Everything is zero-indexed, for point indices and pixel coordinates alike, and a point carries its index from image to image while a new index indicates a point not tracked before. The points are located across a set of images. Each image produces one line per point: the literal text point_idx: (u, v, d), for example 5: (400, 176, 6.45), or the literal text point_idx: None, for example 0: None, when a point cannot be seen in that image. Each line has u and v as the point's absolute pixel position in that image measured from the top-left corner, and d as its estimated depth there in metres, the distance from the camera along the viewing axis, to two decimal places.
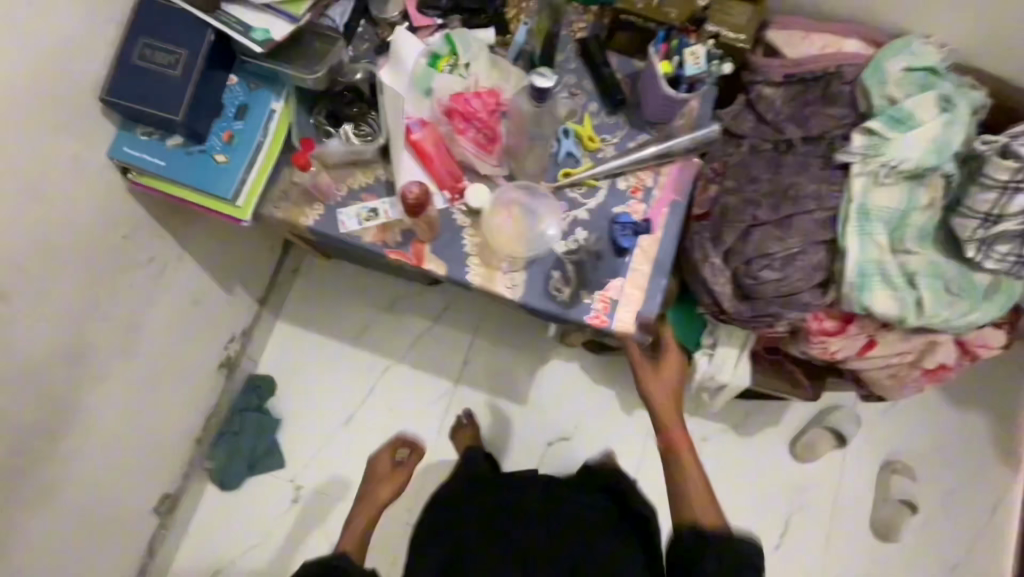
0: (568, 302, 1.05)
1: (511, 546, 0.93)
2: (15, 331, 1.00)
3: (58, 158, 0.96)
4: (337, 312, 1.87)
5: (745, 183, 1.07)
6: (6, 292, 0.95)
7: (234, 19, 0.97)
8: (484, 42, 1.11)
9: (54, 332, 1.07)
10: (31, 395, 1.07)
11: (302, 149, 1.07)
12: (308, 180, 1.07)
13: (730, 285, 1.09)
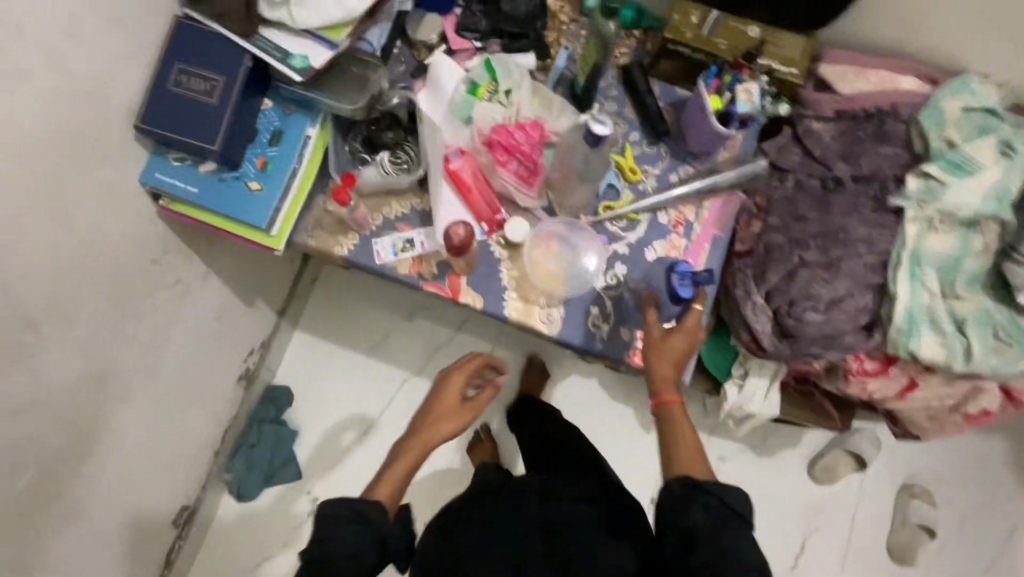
0: (605, 340, 1.04)
1: (511, 542, 0.80)
2: (47, 362, 0.97)
3: (93, 189, 0.93)
4: (354, 323, 1.84)
5: (792, 222, 1.03)
6: (39, 325, 0.93)
7: (273, 45, 0.94)
8: (524, 67, 1.08)
9: (85, 360, 1.04)
10: (61, 425, 1.05)
11: (342, 184, 1.04)
12: (347, 214, 1.04)
13: (769, 323, 1.05)
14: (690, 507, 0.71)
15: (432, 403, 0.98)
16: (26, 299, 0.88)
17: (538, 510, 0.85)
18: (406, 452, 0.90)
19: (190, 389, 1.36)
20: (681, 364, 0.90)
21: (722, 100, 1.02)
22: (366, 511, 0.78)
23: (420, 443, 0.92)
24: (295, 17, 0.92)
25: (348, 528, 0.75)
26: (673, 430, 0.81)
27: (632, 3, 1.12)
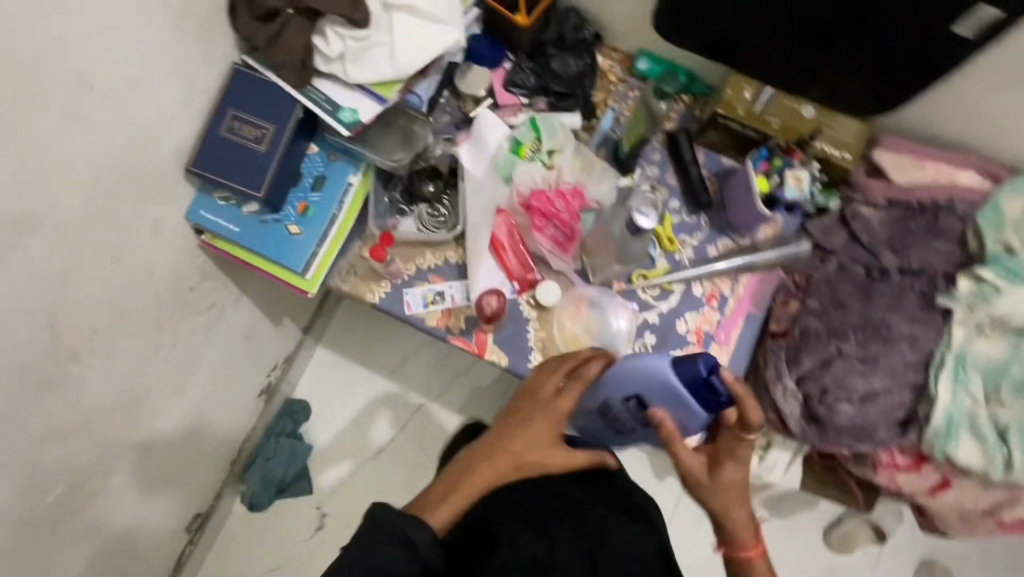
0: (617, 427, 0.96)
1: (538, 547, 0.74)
2: (85, 387, 0.99)
3: (143, 226, 0.95)
4: (375, 344, 1.86)
5: (832, 308, 1.00)
6: (81, 353, 0.95)
7: (324, 97, 0.95)
8: (569, 125, 1.08)
9: (120, 383, 1.07)
10: (93, 445, 1.07)
11: (380, 242, 1.06)
12: (384, 270, 1.05)
13: (799, 407, 1.03)
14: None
15: (515, 428, 0.82)
16: (72, 332, 0.91)
17: (560, 506, 0.78)
18: (476, 479, 0.79)
19: (214, 406, 1.39)
20: (745, 499, 0.80)
21: (768, 182, 1.00)
22: (413, 529, 0.71)
23: (493, 473, 0.79)
24: (347, 71, 0.92)
25: (390, 546, 0.70)
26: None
27: (683, 70, 1.11)
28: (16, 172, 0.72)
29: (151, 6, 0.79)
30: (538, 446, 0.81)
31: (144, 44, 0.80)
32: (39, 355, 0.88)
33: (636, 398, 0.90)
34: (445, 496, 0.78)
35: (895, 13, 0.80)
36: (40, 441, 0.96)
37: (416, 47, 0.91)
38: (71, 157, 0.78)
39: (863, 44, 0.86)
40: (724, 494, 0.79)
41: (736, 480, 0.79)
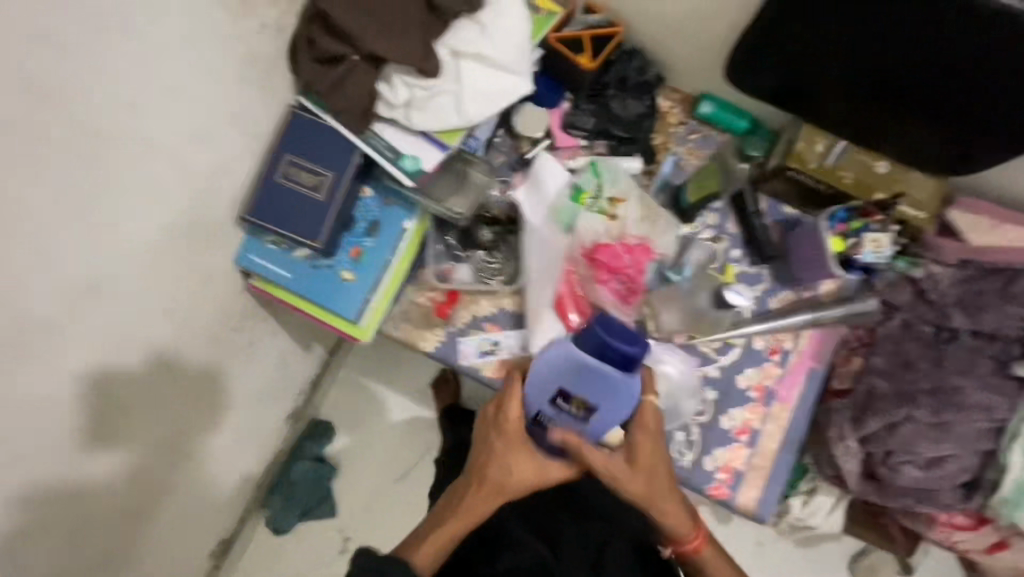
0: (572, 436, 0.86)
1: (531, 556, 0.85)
2: (124, 436, 0.94)
3: (194, 273, 0.91)
4: (390, 366, 1.82)
5: (900, 369, 0.98)
6: (126, 404, 0.91)
7: (385, 144, 0.91)
8: (631, 171, 1.04)
9: (162, 426, 1.03)
10: (128, 491, 1.03)
11: (444, 299, 1.03)
12: (444, 327, 1.02)
13: (859, 464, 1.03)
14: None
15: (485, 457, 0.85)
16: (119, 382, 0.87)
17: (547, 515, 0.94)
18: (463, 515, 0.82)
19: (245, 437, 1.34)
20: (670, 486, 0.83)
21: (844, 243, 0.97)
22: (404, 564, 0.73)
23: (470, 509, 0.83)
24: (410, 118, 0.88)
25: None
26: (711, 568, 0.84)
27: (748, 114, 1.07)
28: (77, 231, 0.69)
29: (214, 56, 0.76)
30: (516, 470, 0.84)
31: (205, 94, 0.77)
32: (88, 408, 0.84)
33: (558, 392, 0.85)
34: (436, 533, 0.81)
35: (896, 13, 0.75)
36: (85, 493, 0.93)
37: (484, 96, 0.87)
38: (129, 212, 0.74)
39: (863, 46, 0.81)
40: (651, 481, 0.82)
41: (659, 467, 0.82)
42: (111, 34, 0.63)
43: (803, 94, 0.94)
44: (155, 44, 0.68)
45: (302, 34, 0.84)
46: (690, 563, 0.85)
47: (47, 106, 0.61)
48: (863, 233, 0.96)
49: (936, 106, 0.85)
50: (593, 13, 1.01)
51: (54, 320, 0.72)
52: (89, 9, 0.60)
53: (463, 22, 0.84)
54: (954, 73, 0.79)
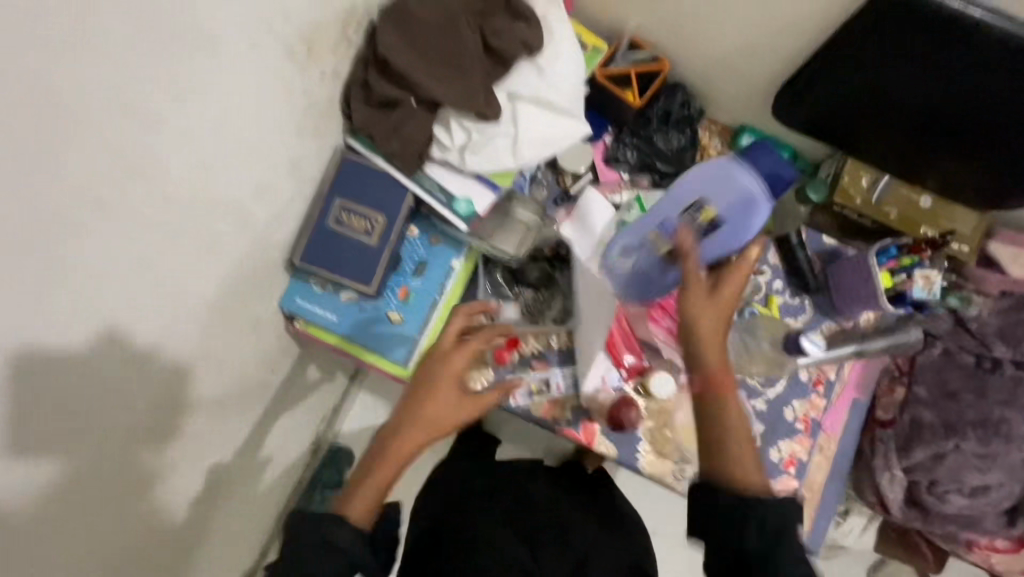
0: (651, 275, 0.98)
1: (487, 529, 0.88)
2: (196, 503, 0.90)
3: (246, 324, 0.88)
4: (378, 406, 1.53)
5: (945, 400, 1.00)
6: (192, 468, 0.86)
7: (438, 186, 0.90)
8: None
9: (225, 484, 0.98)
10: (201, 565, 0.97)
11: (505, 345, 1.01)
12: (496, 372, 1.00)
13: (902, 492, 1.05)
14: (741, 536, 0.61)
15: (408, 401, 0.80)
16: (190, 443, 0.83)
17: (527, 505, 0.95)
18: (389, 456, 0.74)
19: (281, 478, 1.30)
20: (724, 334, 0.74)
21: (894, 279, 0.99)
22: (335, 533, 0.65)
23: (411, 443, 0.75)
24: (465, 160, 0.87)
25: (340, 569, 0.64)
26: (730, 433, 0.68)
27: (788, 146, 1.07)
28: (156, 303, 0.66)
29: (281, 108, 0.73)
30: (440, 407, 0.78)
31: (270, 147, 0.75)
32: (164, 474, 0.80)
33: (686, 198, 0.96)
34: (353, 493, 0.71)
35: (914, 54, 0.77)
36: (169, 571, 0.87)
37: (542, 141, 0.87)
38: (200, 272, 0.72)
39: (875, 79, 0.84)
40: (717, 308, 0.75)
41: (730, 301, 0.75)
42: (199, 98, 0.61)
43: (837, 126, 0.95)
44: (234, 101, 0.66)
45: (360, 79, 0.83)
46: (707, 414, 0.70)
47: (138, 183, 0.58)
48: (913, 271, 0.98)
49: (939, 140, 0.89)
50: (639, 49, 1.00)
51: (130, 396, 0.68)
52: (180, 79, 0.58)
53: (523, 66, 0.85)
54: (944, 116, 0.84)
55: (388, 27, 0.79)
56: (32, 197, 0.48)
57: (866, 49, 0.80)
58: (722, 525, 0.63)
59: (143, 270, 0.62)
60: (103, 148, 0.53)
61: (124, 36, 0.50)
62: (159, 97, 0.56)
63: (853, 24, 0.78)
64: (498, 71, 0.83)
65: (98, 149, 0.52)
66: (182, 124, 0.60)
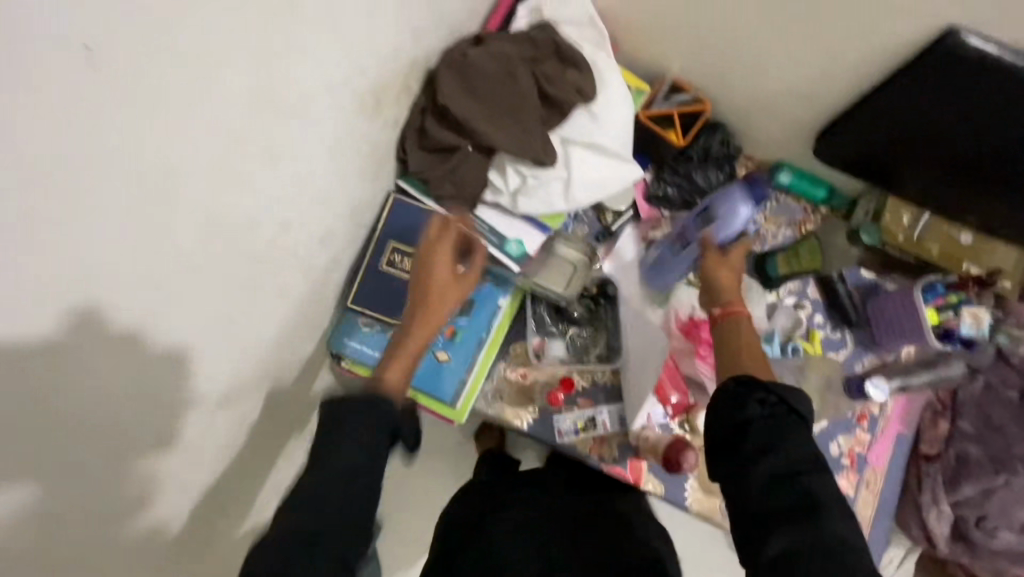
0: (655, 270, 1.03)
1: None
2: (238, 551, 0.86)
3: (296, 366, 0.87)
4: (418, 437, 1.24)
5: (990, 435, 1.01)
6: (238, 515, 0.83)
7: (489, 228, 0.90)
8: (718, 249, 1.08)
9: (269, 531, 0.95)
10: None
11: (558, 386, 1.01)
12: (542, 409, 1.01)
13: (948, 527, 1.05)
14: (745, 406, 0.64)
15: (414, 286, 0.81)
16: (238, 488, 0.81)
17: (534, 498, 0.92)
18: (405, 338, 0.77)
19: None
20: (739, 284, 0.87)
21: (940, 317, 0.99)
22: (348, 408, 0.61)
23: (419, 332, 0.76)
24: (517, 204, 0.88)
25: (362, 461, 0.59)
26: (737, 330, 0.80)
27: (826, 183, 1.09)
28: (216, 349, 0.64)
29: (342, 155, 0.74)
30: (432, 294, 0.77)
31: (329, 192, 0.75)
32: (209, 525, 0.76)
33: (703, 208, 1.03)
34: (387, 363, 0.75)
35: (954, 103, 0.80)
36: None
37: (594, 184, 0.88)
38: (258, 316, 0.71)
39: (916, 124, 0.86)
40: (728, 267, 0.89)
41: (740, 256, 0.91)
42: (279, 156, 0.63)
43: (882, 169, 0.96)
44: (306, 155, 0.68)
45: (417, 125, 0.84)
46: (732, 328, 0.80)
47: (218, 232, 0.57)
48: (960, 308, 0.98)
49: (970, 181, 0.90)
50: (681, 91, 1.03)
51: (187, 442, 0.66)
52: (260, 135, 0.58)
53: (581, 112, 0.87)
54: (980, 155, 0.85)
55: (449, 76, 0.81)
56: (145, 262, 0.49)
57: (913, 95, 0.82)
58: (729, 407, 0.66)
59: (219, 320, 0.63)
60: (195, 205, 0.53)
61: (228, 108, 0.52)
62: (248, 161, 0.58)
63: (903, 72, 0.80)
64: (550, 118, 0.86)
65: (190, 205, 0.52)
66: (264, 183, 0.62)
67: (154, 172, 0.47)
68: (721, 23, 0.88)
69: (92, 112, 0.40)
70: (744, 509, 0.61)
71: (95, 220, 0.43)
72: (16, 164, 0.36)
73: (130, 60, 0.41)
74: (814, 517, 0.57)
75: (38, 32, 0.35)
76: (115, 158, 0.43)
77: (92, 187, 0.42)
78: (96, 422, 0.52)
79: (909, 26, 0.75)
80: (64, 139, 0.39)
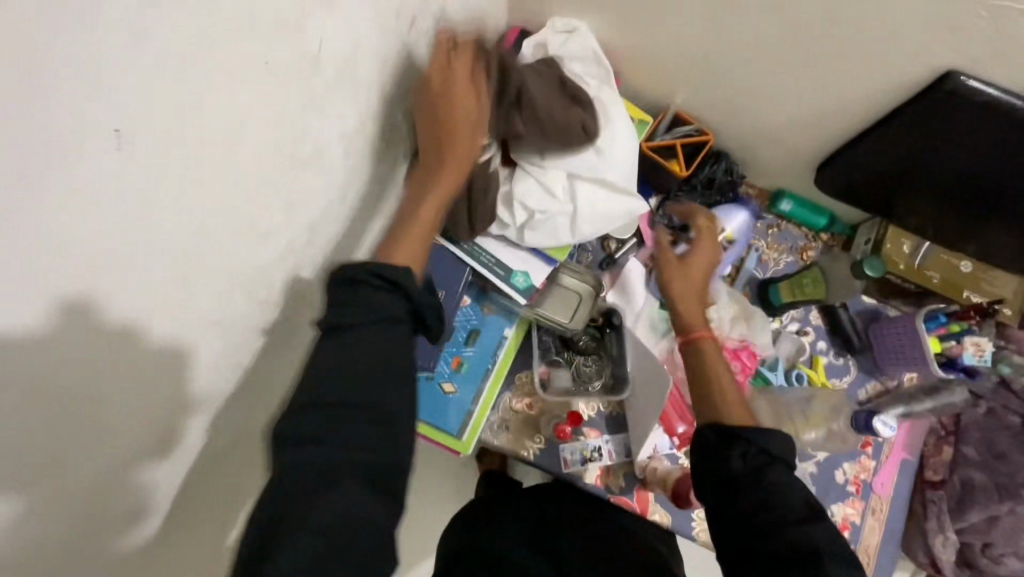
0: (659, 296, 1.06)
1: None
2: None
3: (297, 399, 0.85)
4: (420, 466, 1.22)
5: (995, 462, 1.02)
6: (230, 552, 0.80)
7: (494, 260, 0.93)
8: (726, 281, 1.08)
9: None
10: None
11: (567, 420, 1.00)
12: (549, 439, 1.00)
13: (954, 553, 1.05)
14: (728, 457, 0.65)
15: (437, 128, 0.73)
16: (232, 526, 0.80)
17: (546, 523, 0.89)
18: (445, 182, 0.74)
19: None
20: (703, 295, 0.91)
21: (943, 345, 1.01)
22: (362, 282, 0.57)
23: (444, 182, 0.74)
24: (524, 238, 0.92)
25: (389, 363, 0.56)
26: (709, 366, 0.80)
27: (826, 211, 1.10)
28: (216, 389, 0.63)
29: (347, 192, 0.74)
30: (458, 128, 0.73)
31: (333, 228, 0.75)
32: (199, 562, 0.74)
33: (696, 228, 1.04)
34: (405, 237, 0.70)
35: (951, 138, 0.81)
36: None
37: (598, 216, 0.91)
38: (260, 354, 0.70)
39: (913, 156, 0.87)
40: (689, 277, 0.93)
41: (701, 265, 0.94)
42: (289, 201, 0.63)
43: (879, 198, 0.98)
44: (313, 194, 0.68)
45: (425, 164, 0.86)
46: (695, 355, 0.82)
47: (231, 273, 0.57)
48: (963, 337, 1.00)
49: (968, 211, 0.92)
50: (683, 122, 1.04)
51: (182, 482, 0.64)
52: (276, 180, 0.58)
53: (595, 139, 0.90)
54: (977, 187, 0.87)
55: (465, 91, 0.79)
56: (168, 307, 0.50)
57: (906, 128, 0.84)
58: (712, 458, 0.67)
59: (224, 362, 0.63)
60: (215, 250, 0.53)
61: (247, 158, 0.53)
62: (263, 204, 0.58)
63: (903, 109, 0.82)
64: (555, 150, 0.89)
65: (209, 252, 0.53)
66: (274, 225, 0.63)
67: (186, 220, 0.48)
68: (720, 60, 0.90)
69: (140, 170, 0.41)
70: (745, 555, 0.60)
71: (131, 270, 0.44)
72: (74, 226, 0.38)
73: (180, 131, 0.44)
74: (818, 559, 0.56)
75: (101, 100, 0.36)
76: (153, 211, 0.44)
77: (132, 240, 0.43)
78: (101, 470, 0.51)
79: (902, 66, 0.77)
80: (115, 196, 0.40)
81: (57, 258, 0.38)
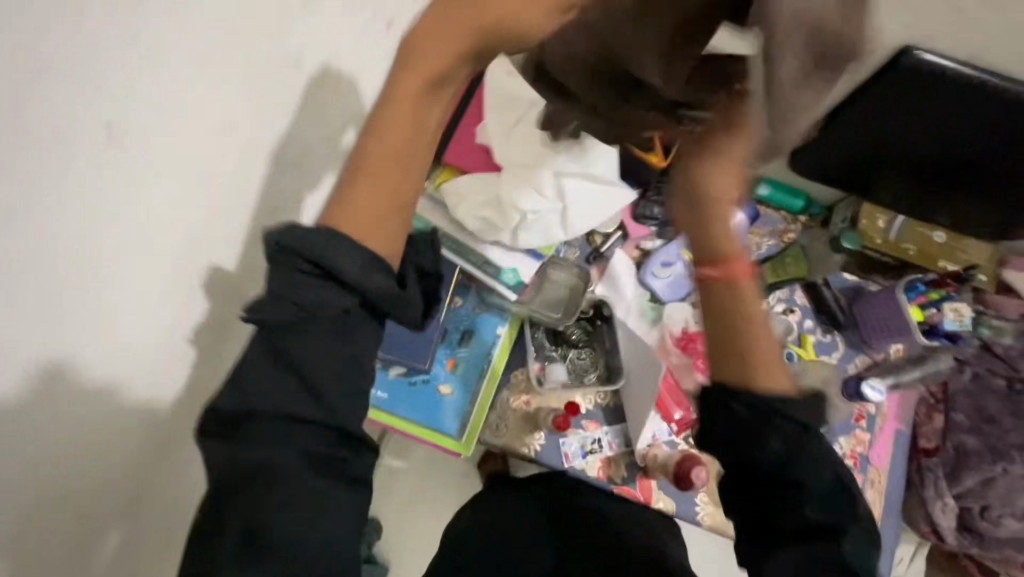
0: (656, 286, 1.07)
1: None
2: None
3: None
4: (426, 475, 1.22)
5: (985, 424, 1.05)
6: None
7: (484, 259, 0.95)
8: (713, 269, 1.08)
9: None
10: None
11: (565, 412, 1.00)
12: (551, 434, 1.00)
13: (955, 520, 1.07)
14: (762, 436, 0.50)
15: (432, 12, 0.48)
16: None
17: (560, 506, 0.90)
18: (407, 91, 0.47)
19: None
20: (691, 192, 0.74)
21: (925, 313, 1.03)
22: (298, 231, 0.42)
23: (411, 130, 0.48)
24: (517, 238, 0.93)
25: (369, 367, 0.46)
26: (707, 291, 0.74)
27: (803, 193, 1.12)
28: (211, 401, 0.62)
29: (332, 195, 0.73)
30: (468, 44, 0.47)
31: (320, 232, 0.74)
32: None
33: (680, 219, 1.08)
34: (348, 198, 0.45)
35: (930, 100, 0.82)
36: None
37: (587, 211, 0.95)
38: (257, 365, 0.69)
39: (892, 120, 0.87)
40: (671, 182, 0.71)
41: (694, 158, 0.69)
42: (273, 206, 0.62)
43: (857, 170, 0.99)
44: None
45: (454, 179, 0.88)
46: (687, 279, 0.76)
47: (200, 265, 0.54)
48: (942, 304, 1.03)
49: (947, 173, 0.93)
50: None
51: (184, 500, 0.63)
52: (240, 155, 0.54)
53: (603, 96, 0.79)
54: (956, 149, 0.88)
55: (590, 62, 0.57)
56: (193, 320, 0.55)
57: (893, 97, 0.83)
58: (746, 442, 0.51)
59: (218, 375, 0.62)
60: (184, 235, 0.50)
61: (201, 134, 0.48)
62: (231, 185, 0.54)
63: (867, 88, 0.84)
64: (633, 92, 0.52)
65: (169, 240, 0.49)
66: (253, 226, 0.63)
67: (198, 230, 0.52)
68: None
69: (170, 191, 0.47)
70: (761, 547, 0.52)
71: (154, 288, 0.49)
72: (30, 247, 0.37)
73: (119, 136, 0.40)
74: (839, 537, 0.50)
75: (103, 137, 0.39)
76: (167, 219, 0.48)
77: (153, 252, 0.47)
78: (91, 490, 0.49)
79: None
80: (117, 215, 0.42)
81: (100, 274, 0.43)
